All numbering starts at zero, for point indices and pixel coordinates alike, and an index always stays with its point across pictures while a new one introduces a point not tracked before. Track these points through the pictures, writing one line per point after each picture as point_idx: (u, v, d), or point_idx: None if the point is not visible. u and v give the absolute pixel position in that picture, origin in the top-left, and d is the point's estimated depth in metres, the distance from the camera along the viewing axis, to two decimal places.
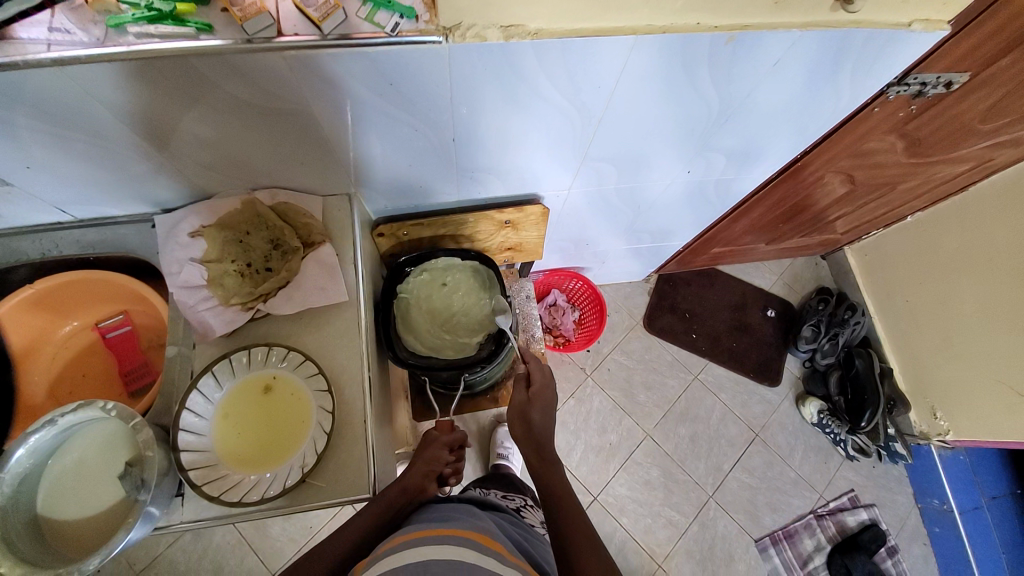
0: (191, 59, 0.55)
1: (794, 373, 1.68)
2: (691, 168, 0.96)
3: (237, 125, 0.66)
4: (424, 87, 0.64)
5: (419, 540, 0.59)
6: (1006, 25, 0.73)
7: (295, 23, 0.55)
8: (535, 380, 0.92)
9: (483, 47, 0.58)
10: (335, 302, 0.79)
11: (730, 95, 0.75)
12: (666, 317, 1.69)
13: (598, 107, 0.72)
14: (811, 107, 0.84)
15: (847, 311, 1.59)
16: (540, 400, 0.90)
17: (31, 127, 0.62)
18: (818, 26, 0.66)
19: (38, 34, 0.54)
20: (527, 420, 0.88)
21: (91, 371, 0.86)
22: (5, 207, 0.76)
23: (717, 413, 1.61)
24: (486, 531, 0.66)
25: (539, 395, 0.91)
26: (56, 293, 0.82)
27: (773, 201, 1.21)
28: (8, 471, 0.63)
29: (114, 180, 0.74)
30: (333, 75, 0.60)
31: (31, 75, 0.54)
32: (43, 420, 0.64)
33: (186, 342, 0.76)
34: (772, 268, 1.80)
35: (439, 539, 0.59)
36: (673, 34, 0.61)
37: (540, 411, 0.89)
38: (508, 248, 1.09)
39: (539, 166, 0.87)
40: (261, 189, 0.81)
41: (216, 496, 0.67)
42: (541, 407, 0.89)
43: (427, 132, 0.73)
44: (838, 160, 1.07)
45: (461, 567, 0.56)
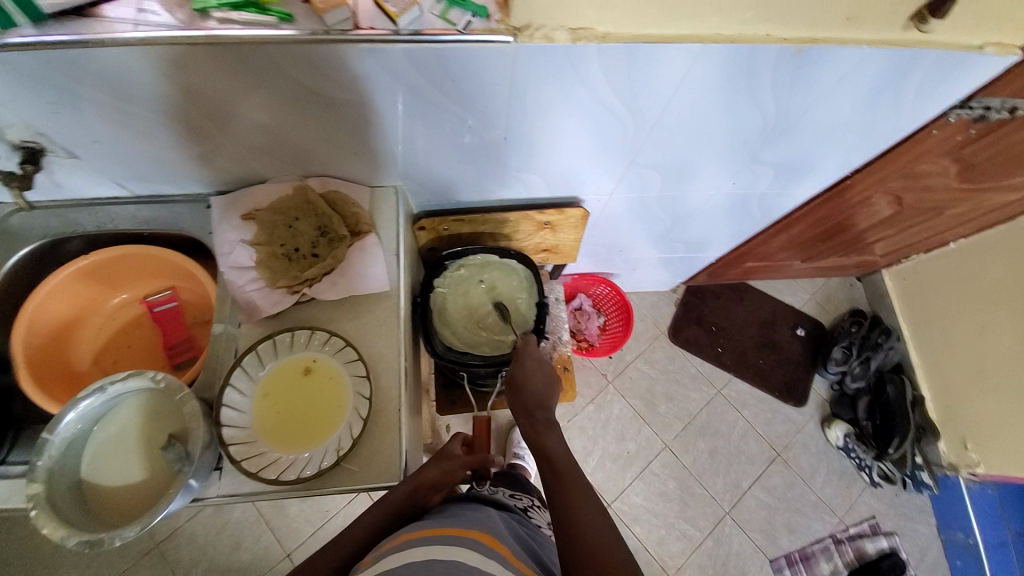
0: (268, 47, 0.56)
1: (821, 395, 1.65)
2: (737, 180, 0.95)
3: (295, 112, 0.68)
4: (483, 85, 0.64)
5: (414, 542, 0.59)
6: None
7: (372, 17, 0.57)
8: (523, 348, 0.85)
9: (550, 48, 0.58)
10: (377, 291, 0.80)
11: (785, 109, 0.74)
12: (693, 329, 1.68)
13: (653, 113, 0.72)
14: (866, 125, 0.82)
15: (881, 335, 1.58)
16: (531, 364, 0.83)
17: (106, 103, 0.64)
18: (886, 44, 0.64)
19: (127, 16, 0.57)
20: (518, 389, 0.81)
21: (136, 342, 0.89)
22: (69, 178, 0.79)
23: (739, 429, 1.58)
24: (491, 530, 0.66)
25: (528, 359, 0.83)
26: (109, 265, 0.84)
27: (815, 218, 1.19)
28: (58, 433, 0.64)
29: (174, 159, 0.76)
30: (396, 69, 0.61)
31: (114, 52, 0.57)
32: (94, 386, 0.65)
33: (232, 320, 0.77)
34: (805, 286, 1.76)
35: (435, 541, 0.59)
36: (741, 44, 0.60)
37: (529, 376, 0.81)
38: (544, 249, 1.09)
39: (585, 169, 0.87)
40: (313, 177, 0.83)
41: (255, 472, 0.68)
42: (530, 376, 0.81)
43: (481, 130, 0.74)
44: (888, 180, 1.05)
45: (463, 568, 0.56)
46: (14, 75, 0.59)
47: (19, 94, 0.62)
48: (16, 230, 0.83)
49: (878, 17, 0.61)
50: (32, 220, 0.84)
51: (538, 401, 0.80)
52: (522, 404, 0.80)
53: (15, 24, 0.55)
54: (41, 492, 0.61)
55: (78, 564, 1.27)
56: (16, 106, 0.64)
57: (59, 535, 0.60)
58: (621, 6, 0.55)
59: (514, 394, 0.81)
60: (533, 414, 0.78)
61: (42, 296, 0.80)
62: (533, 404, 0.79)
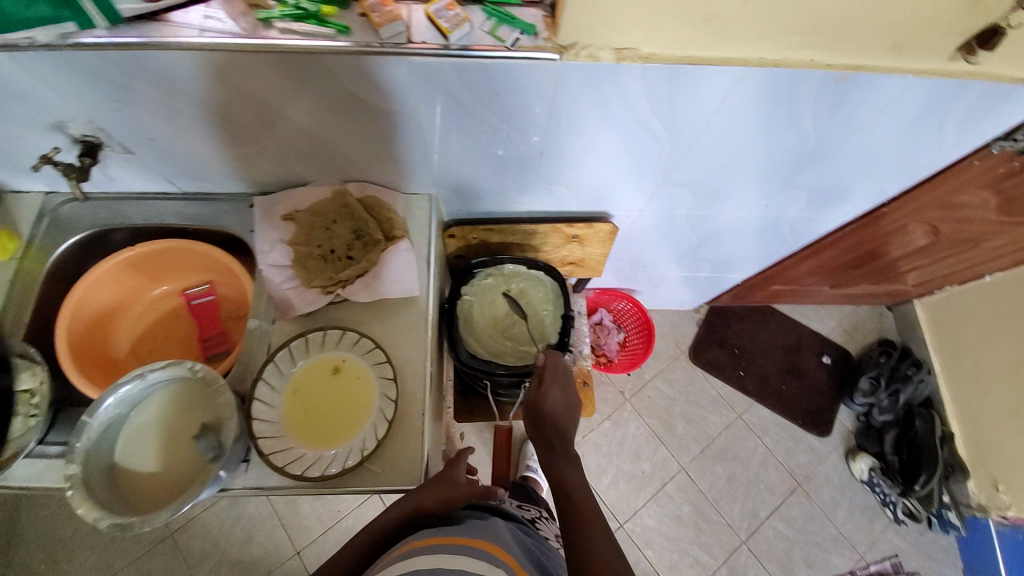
0: (324, 56, 0.59)
1: (846, 426, 1.60)
2: (770, 203, 0.94)
3: (340, 118, 0.70)
4: (525, 99, 0.66)
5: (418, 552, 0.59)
6: None
7: (424, 31, 0.59)
8: (546, 377, 0.84)
9: (594, 67, 0.60)
10: (407, 296, 0.82)
11: (824, 135, 0.74)
12: (714, 350, 1.65)
13: (690, 133, 0.72)
14: (906, 153, 0.81)
15: (911, 366, 1.53)
16: (555, 396, 0.83)
17: (167, 103, 0.68)
18: (931, 73, 0.64)
19: (193, 22, 0.59)
20: (539, 418, 0.82)
21: (172, 334, 0.91)
22: (122, 173, 0.82)
23: (758, 456, 1.55)
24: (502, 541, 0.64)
25: (552, 389, 0.83)
26: (153, 258, 0.87)
27: (846, 245, 1.17)
28: (97, 416, 0.66)
29: (223, 159, 0.80)
30: (442, 81, 0.63)
31: (180, 56, 0.60)
32: (134, 372, 0.67)
33: (266, 317, 0.80)
34: (832, 312, 1.73)
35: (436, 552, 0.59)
36: (784, 68, 0.61)
37: (553, 408, 0.82)
38: (571, 262, 1.09)
39: (617, 185, 0.88)
40: (351, 182, 0.86)
41: (281, 467, 0.70)
42: (553, 409, 0.82)
43: (519, 143, 0.75)
44: (925, 210, 1.02)
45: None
46: (85, 74, 0.63)
47: (88, 92, 0.66)
48: (70, 220, 0.87)
49: (926, 47, 0.61)
50: (85, 211, 0.88)
51: (559, 432, 0.81)
52: (543, 435, 0.81)
53: (93, 26, 0.58)
54: (78, 473, 0.63)
55: (95, 546, 1.30)
56: (84, 104, 0.68)
57: (92, 516, 0.62)
58: (668, 29, 0.56)
59: (534, 423, 0.82)
60: (552, 446, 0.79)
61: (88, 285, 0.83)
62: (554, 436, 0.80)
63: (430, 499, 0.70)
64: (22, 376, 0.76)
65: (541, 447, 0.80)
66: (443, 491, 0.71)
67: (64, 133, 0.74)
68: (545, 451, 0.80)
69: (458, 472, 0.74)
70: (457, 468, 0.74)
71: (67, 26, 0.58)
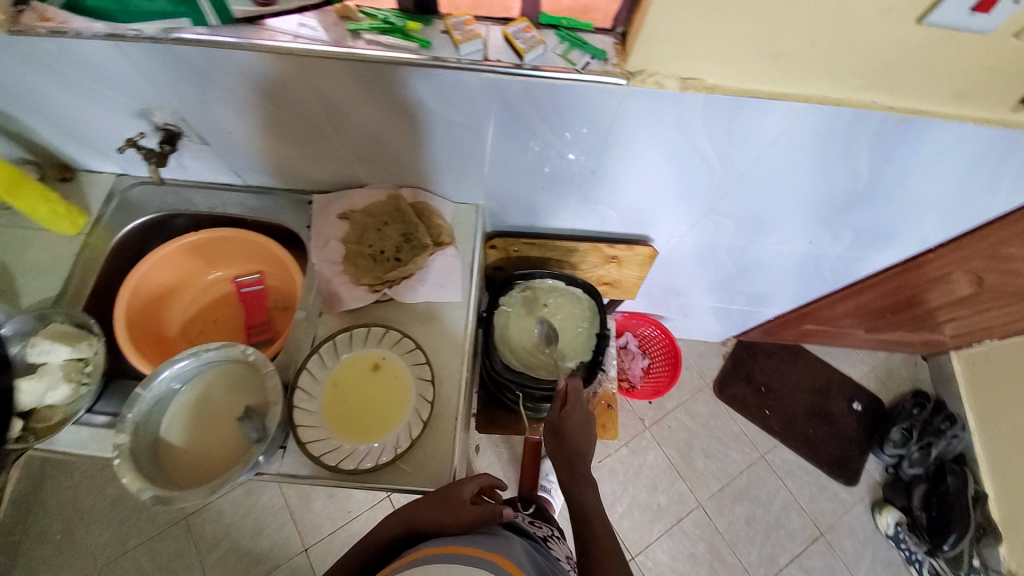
0: (405, 68, 0.63)
1: (874, 477, 1.54)
2: (815, 240, 0.95)
3: (407, 125, 0.74)
4: (587, 120, 0.68)
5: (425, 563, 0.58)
6: None
7: (500, 50, 0.62)
8: (571, 399, 0.83)
9: (658, 94, 0.62)
10: (450, 301, 0.84)
11: (877, 175, 0.75)
12: (740, 386, 1.62)
13: (743, 163, 0.74)
14: (960, 201, 0.80)
15: (945, 421, 1.50)
16: (576, 420, 0.82)
17: (251, 101, 0.73)
18: (991, 123, 0.64)
19: (289, 28, 0.64)
20: (561, 440, 0.81)
21: (220, 319, 0.95)
22: (195, 162, 0.88)
23: (780, 500, 1.50)
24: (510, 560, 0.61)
25: (576, 410, 0.83)
26: (212, 244, 0.91)
27: (886, 288, 1.15)
28: (150, 389, 0.69)
29: (290, 157, 0.84)
30: (510, 97, 0.66)
31: (271, 58, 0.64)
32: (191, 349, 0.70)
33: (313, 309, 0.82)
34: (865, 357, 1.68)
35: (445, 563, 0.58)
36: (845, 107, 0.62)
37: (575, 432, 0.81)
38: (606, 283, 1.10)
39: (662, 210, 0.89)
40: (406, 188, 0.89)
41: (317, 456, 0.71)
42: (577, 432, 0.81)
43: (574, 162, 0.78)
44: (971, 259, 1.00)
45: None
46: (181, 69, 0.68)
47: (179, 85, 0.71)
48: (138, 201, 0.93)
49: (989, 97, 0.61)
50: (153, 195, 0.93)
51: (577, 459, 0.80)
52: (564, 455, 0.80)
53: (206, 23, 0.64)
54: (127, 442, 0.66)
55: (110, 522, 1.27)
56: (175, 96, 0.73)
57: (137, 486, 0.64)
58: (734, 63, 0.58)
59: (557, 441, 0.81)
60: (575, 467, 0.79)
61: (149, 265, 0.87)
62: (575, 459, 0.79)
63: (429, 512, 0.68)
64: (80, 346, 0.78)
65: (562, 466, 0.79)
66: (443, 511, 0.67)
67: (148, 121, 0.79)
68: (567, 471, 0.79)
69: (464, 491, 0.69)
70: (464, 486, 0.69)
71: (183, 23, 0.63)
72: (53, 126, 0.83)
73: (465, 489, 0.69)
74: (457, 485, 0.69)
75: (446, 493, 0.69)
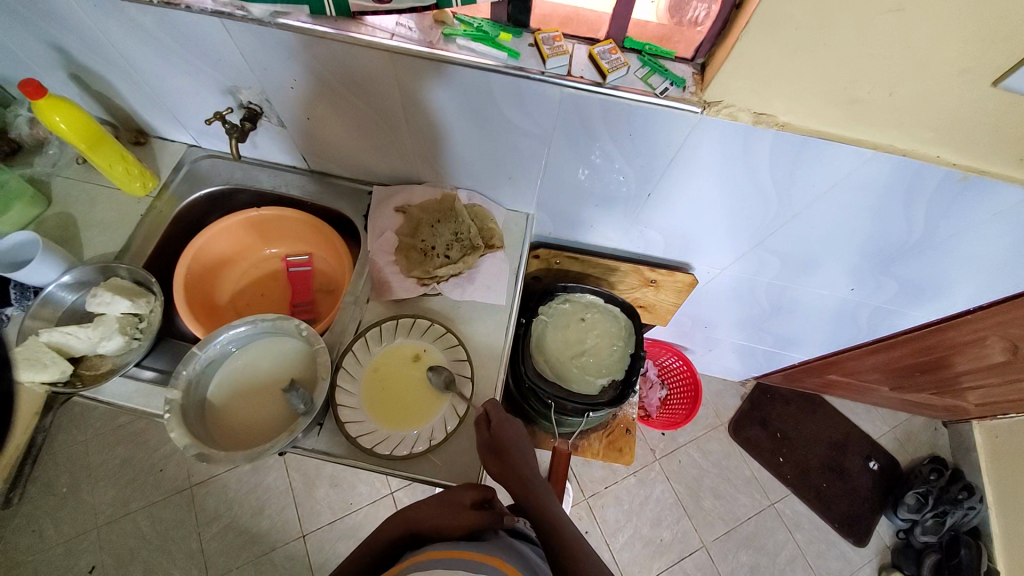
0: (492, 74, 0.66)
1: (884, 541, 1.50)
2: (857, 287, 0.95)
3: (479, 128, 0.77)
4: (656, 142, 0.70)
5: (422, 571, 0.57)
6: None
7: (584, 67, 0.65)
8: (496, 415, 0.72)
9: (730, 125, 0.65)
10: (493, 303, 0.85)
11: (932, 227, 0.75)
12: (755, 429, 1.60)
13: (799, 202, 0.75)
14: (1010, 264, 0.80)
15: (963, 491, 1.45)
16: (508, 431, 0.71)
17: (335, 89, 0.76)
18: None
19: (387, 25, 0.67)
20: (503, 456, 0.69)
21: (268, 294, 0.97)
22: (267, 141, 0.92)
23: (786, 552, 1.46)
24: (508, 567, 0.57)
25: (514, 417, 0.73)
26: (271, 222, 0.95)
27: (918, 346, 1.14)
28: (206, 351, 0.71)
29: (357, 147, 0.88)
30: (585, 112, 0.68)
31: (363, 51, 0.68)
32: (250, 317, 0.73)
33: (361, 295, 0.85)
34: (885, 416, 1.66)
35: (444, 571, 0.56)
36: (910, 158, 0.64)
37: (513, 443, 0.71)
38: (639, 305, 1.11)
39: (709, 239, 0.91)
40: (462, 189, 0.92)
41: (355, 437, 0.72)
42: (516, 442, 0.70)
43: (633, 183, 0.80)
44: (1009, 326, 0.98)
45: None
46: (275, 50, 0.72)
47: (272, 67, 0.75)
48: (205, 173, 0.97)
49: None
50: (219, 168, 0.97)
51: (521, 476, 0.69)
52: (508, 470, 0.69)
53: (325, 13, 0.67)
54: (179, 398, 0.67)
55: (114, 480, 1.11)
56: (264, 76, 0.77)
57: (183, 442, 0.65)
58: (808, 104, 0.61)
59: (499, 458, 0.69)
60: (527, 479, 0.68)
61: (212, 234, 0.91)
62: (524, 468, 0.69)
63: (434, 518, 0.67)
64: (138, 302, 0.81)
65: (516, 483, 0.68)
66: (444, 514, 0.66)
67: (234, 97, 0.84)
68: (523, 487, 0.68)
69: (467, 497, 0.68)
70: (468, 492, 0.68)
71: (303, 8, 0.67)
72: (142, 93, 0.88)
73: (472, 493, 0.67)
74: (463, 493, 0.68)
75: (446, 496, 0.69)
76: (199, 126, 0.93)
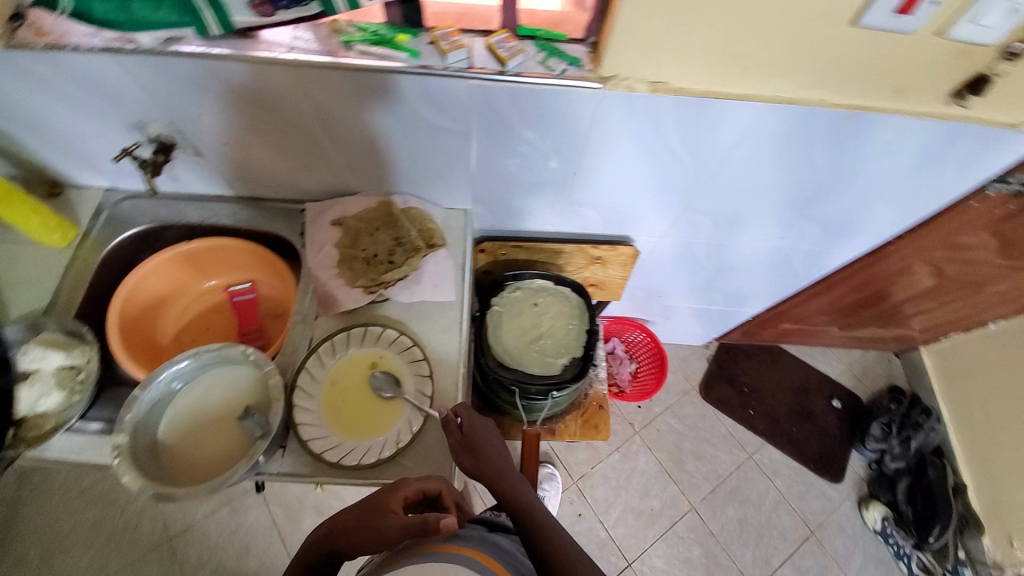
0: (396, 75, 0.67)
1: (858, 474, 1.58)
2: (784, 235, 1.01)
3: (397, 130, 0.78)
4: (568, 121, 0.73)
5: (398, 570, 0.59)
6: None
7: (483, 59, 0.67)
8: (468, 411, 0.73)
9: (630, 97, 0.68)
10: (443, 300, 0.86)
11: (836, 168, 0.81)
12: (724, 388, 1.67)
13: (712, 161, 0.80)
14: (910, 191, 0.86)
15: (922, 414, 1.54)
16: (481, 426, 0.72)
17: (246, 109, 0.76)
18: (928, 116, 0.71)
19: (283, 40, 0.68)
20: (474, 452, 0.70)
21: (213, 327, 0.95)
22: (189, 173, 0.90)
23: (770, 499, 1.52)
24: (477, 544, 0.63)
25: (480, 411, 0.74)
26: (206, 253, 0.93)
27: (853, 283, 1.21)
28: (149, 391, 0.69)
29: (282, 166, 0.87)
30: (495, 102, 0.71)
31: (265, 68, 0.68)
32: (189, 350, 0.71)
33: (309, 313, 0.84)
34: (841, 355, 1.75)
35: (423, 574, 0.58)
36: (797, 106, 0.69)
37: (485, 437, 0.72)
38: (592, 284, 1.14)
39: (642, 210, 0.94)
40: (397, 194, 0.93)
41: (319, 453, 0.71)
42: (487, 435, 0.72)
43: (557, 164, 0.83)
44: (928, 251, 1.06)
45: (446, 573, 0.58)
46: (178, 80, 0.71)
47: (176, 95, 0.74)
48: (129, 214, 0.94)
49: (922, 94, 0.68)
50: (142, 208, 0.95)
51: (493, 471, 0.69)
52: (482, 466, 0.69)
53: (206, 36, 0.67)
54: (126, 442, 0.66)
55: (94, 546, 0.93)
56: (170, 106, 0.76)
57: (138, 485, 0.64)
58: (695, 67, 0.65)
59: (471, 451, 0.70)
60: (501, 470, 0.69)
61: (144, 274, 0.88)
62: (495, 459, 0.70)
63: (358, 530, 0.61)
64: (73, 353, 0.78)
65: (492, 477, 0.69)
66: (365, 524, 0.61)
67: (143, 132, 0.81)
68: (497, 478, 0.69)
69: (392, 501, 0.63)
70: (391, 496, 0.64)
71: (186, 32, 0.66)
72: (46, 142, 0.85)
73: (399, 494, 0.63)
74: (385, 496, 0.64)
75: (368, 504, 0.64)
76: (112, 167, 0.89)
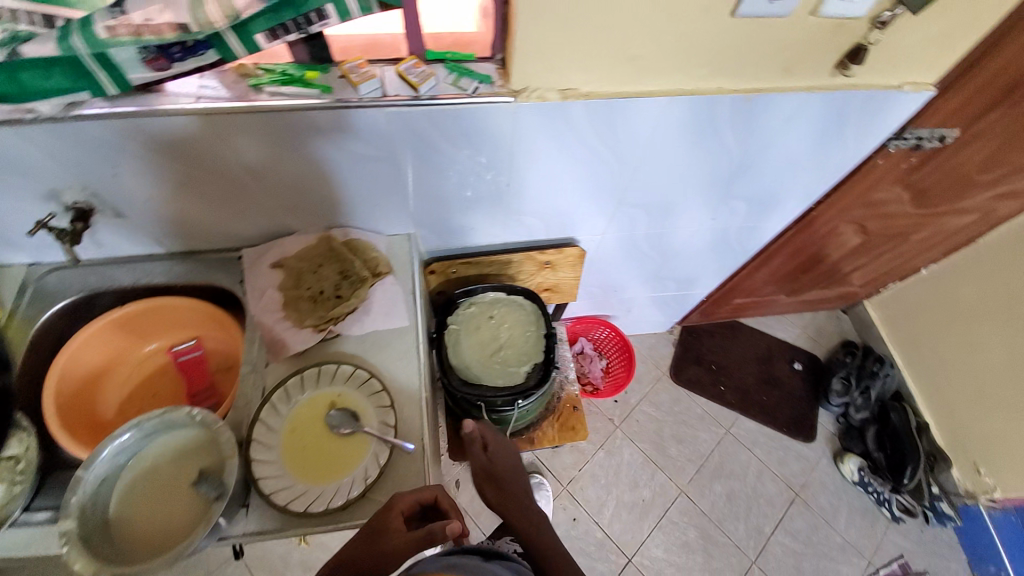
0: (311, 112, 0.67)
1: (829, 429, 1.65)
2: (716, 216, 1.06)
3: (323, 165, 0.78)
4: (491, 136, 0.75)
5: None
6: (990, 83, 0.80)
7: (396, 86, 0.68)
8: (492, 441, 0.91)
9: (544, 106, 0.71)
10: (396, 327, 0.85)
11: (748, 147, 0.86)
12: (693, 369, 1.72)
13: (634, 155, 0.83)
14: (819, 160, 0.92)
15: (876, 363, 1.62)
16: (501, 457, 0.90)
17: (163, 163, 0.74)
18: (820, 89, 0.77)
19: (189, 90, 0.67)
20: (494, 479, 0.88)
21: (160, 392, 0.90)
22: (113, 237, 0.86)
23: (753, 469, 1.57)
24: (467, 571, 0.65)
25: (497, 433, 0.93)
26: (142, 316, 0.89)
27: (789, 251, 1.28)
28: (93, 470, 0.65)
29: (211, 216, 0.85)
30: (416, 125, 0.72)
31: (176, 119, 0.67)
32: (131, 421, 0.67)
33: (258, 361, 0.81)
34: (795, 320, 1.84)
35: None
36: (699, 95, 0.74)
37: (503, 466, 0.89)
38: (546, 289, 1.16)
39: (580, 210, 0.97)
40: (336, 228, 0.92)
41: (284, 505, 0.69)
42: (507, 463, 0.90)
43: (489, 177, 0.85)
44: (850, 211, 1.13)
45: None
46: (86, 144, 0.69)
47: (84, 158, 0.71)
48: (53, 287, 0.89)
49: (810, 69, 0.74)
50: (70, 280, 0.89)
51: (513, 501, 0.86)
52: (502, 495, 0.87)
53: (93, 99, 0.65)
54: (74, 528, 0.62)
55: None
56: (81, 171, 0.73)
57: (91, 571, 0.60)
58: (598, 71, 0.69)
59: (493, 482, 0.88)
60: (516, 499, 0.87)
61: (76, 348, 0.83)
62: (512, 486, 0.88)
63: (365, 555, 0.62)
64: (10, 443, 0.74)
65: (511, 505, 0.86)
66: (371, 548, 0.62)
67: (57, 202, 0.78)
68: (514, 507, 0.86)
69: (392, 520, 0.63)
70: (390, 514, 0.64)
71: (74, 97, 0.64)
72: None
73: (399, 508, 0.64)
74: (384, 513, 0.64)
75: (368, 529, 0.64)
76: (28, 241, 0.85)
